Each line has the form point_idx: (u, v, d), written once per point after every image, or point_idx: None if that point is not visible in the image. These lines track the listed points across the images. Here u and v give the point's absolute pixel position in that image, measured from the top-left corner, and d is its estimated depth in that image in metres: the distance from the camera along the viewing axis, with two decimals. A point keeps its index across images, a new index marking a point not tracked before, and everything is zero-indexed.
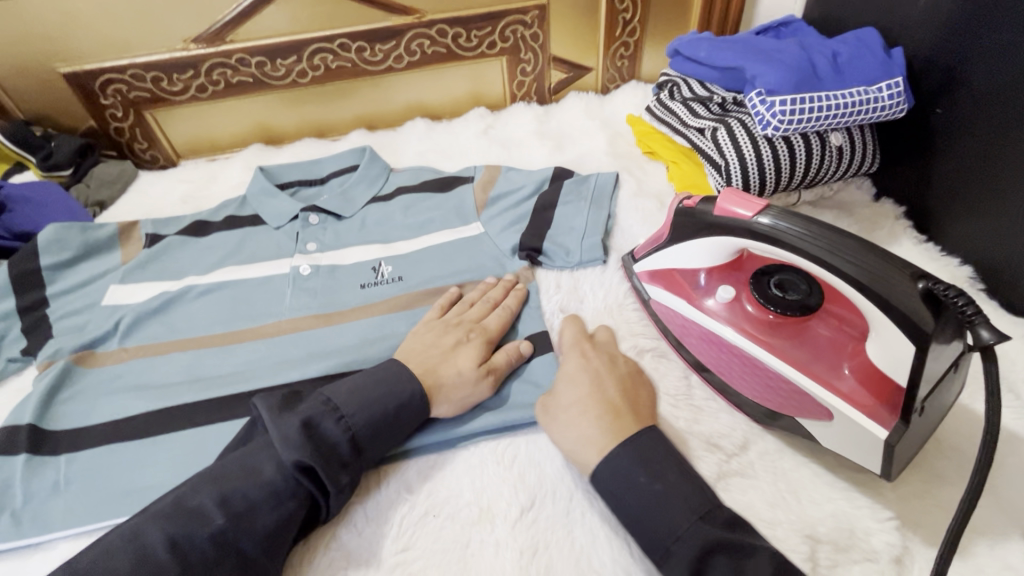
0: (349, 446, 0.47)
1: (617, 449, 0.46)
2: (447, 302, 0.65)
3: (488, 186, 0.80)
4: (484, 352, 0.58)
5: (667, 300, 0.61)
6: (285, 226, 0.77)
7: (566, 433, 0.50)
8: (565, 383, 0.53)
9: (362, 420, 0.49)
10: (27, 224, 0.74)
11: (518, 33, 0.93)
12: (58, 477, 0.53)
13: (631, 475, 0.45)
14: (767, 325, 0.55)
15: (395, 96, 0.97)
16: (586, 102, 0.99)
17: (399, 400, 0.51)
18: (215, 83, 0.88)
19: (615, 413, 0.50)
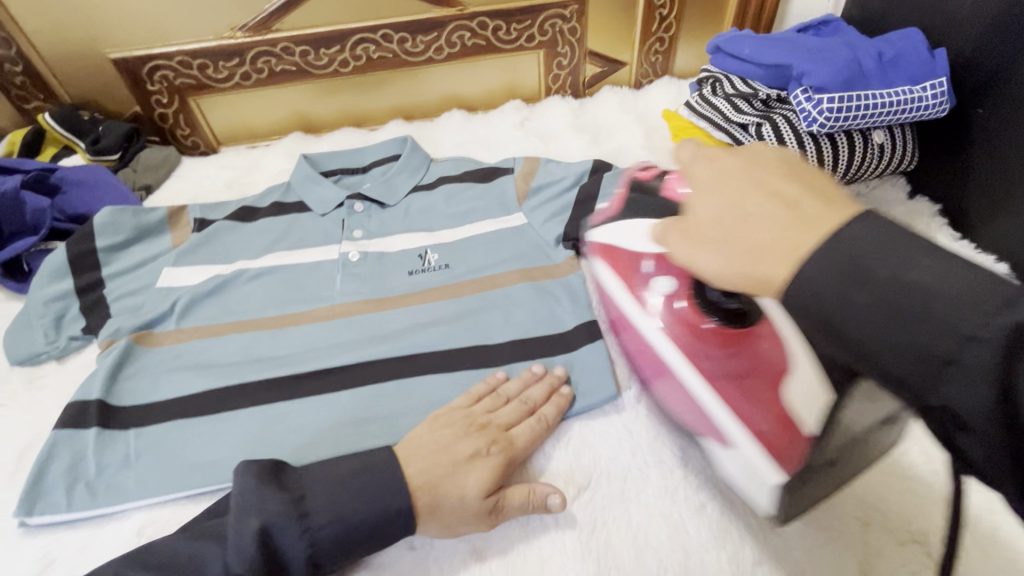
0: (305, 564, 0.42)
1: (824, 252, 0.28)
2: (485, 389, 0.57)
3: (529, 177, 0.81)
4: (499, 476, 0.49)
5: (610, 278, 0.58)
6: (331, 213, 0.79)
7: (720, 262, 0.33)
8: (703, 198, 0.35)
9: (327, 537, 0.42)
10: (81, 207, 0.75)
11: (556, 26, 0.94)
12: (129, 450, 0.55)
13: (879, 262, 0.27)
14: (692, 332, 0.49)
15: (432, 88, 0.98)
16: (620, 96, 1.00)
17: (371, 523, 0.43)
18: (259, 71, 0.89)
19: (791, 207, 0.31)
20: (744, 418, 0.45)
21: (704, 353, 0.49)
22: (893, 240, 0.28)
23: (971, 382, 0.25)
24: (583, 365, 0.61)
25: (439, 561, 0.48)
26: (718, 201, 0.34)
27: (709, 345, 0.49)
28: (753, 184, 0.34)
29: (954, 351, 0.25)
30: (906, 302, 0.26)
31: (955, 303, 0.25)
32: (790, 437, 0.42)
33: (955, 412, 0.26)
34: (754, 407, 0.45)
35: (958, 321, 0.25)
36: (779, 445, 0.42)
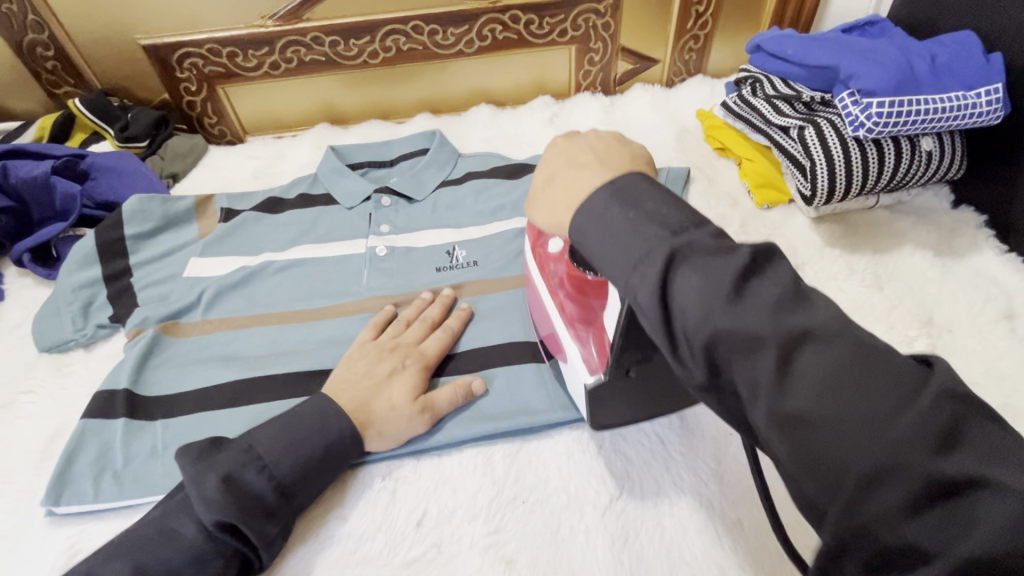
0: (276, 495, 0.46)
1: (604, 186, 0.36)
2: (384, 319, 0.62)
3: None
4: (420, 382, 0.55)
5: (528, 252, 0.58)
6: (358, 206, 0.78)
7: (545, 211, 0.41)
8: (542, 174, 0.43)
9: (287, 467, 0.47)
10: (109, 194, 0.75)
11: (589, 21, 0.92)
12: (155, 441, 0.55)
13: (618, 211, 0.34)
14: (576, 288, 0.50)
15: (460, 82, 0.97)
16: (652, 94, 0.98)
17: (332, 438, 0.49)
18: (288, 60, 0.88)
19: (580, 167, 0.40)
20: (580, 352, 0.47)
21: (590, 306, 0.49)
22: (782, 333, 0.28)
23: (847, 466, 0.26)
24: None
25: (464, 568, 0.46)
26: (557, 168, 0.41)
27: (587, 297, 0.50)
28: (579, 162, 0.40)
29: (840, 451, 0.26)
30: (800, 391, 0.27)
31: (857, 416, 0.26)
32: (603, 347, 0.46)
33: (833, 522, 0.26)
34: (595, 341, 0.47)
35: (818, 403, 0.27)
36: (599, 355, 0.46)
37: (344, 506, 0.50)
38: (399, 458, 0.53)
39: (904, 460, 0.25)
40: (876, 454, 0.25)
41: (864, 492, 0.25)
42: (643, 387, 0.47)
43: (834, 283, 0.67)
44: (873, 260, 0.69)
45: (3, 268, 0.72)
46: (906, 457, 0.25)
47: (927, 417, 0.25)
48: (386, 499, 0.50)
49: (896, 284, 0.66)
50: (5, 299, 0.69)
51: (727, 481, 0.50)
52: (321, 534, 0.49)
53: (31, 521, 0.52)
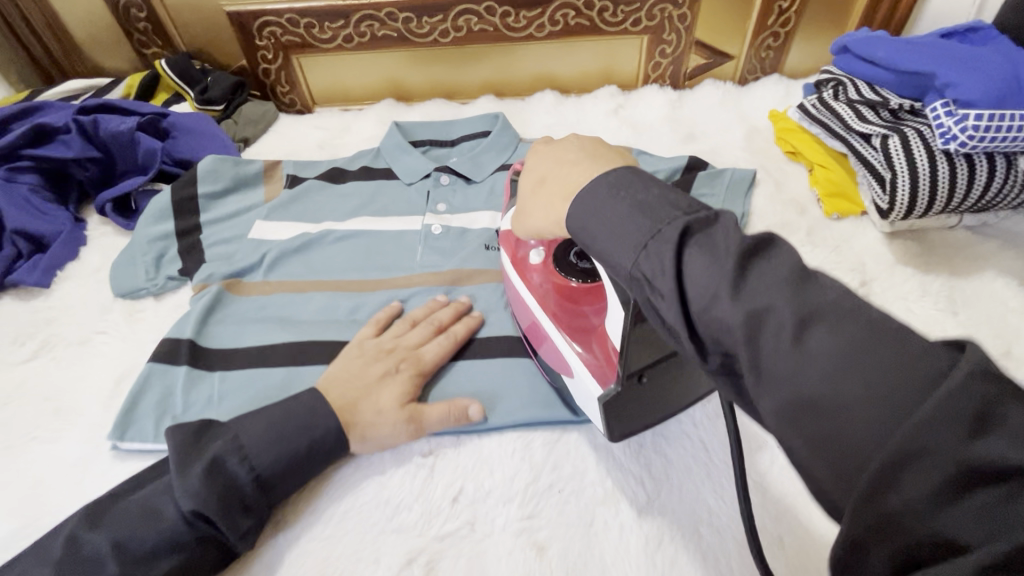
0: (254, 487, 0.46)
1: (599, 178, 0.38)
2: (388, 317, 0.62)
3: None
4: (412, 389, 0.54)
5: (500, 257, 0.62)
6: (417, 183, 0.79)
7: (544, 212, 0.43)
8: (539, 191, 0.44)
9: (268, 459, 0.47)
10: (186, 152, 0.78)
11: (665, 11, 0.90)
12: (211, 393, 0.58)
13: (607, 204, 0.36)
14: (564, 296, 0.54)
15: (526, 66, 0.96)
16: (723, 91, 0.95)
17: (317, 437, 0.49)
18: (362, 35, 0.90)
19: (595, 160, 0.42)
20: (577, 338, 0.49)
21: (581, 313, 0.52)
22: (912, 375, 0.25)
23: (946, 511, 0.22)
24: None
25: (495, 549, 0.47)
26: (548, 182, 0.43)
27: (577, 305, 0.53)
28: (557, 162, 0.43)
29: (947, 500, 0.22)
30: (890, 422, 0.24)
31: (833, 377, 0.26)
32: (609, 362, 0.47)
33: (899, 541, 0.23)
34: (597, 334, 0.49)
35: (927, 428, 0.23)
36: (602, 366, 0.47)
37: (385, 474, 0.52)
38: (441, 435, 0.54)
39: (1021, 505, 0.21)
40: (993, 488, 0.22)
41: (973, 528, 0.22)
42: (648, 395, 0.45)
43: (903, 304, 0.64)
44: (949, 283, 0.65)
45: (86, 216, 0.77)
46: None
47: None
48: (424, 474, 0.51)
49: (973, 311, 0.62)
50: (86, 245, 0.73)
51: (770, 492, 0.49)
52: (359, 497, 0.50)
53: (98, 454, 0.55)
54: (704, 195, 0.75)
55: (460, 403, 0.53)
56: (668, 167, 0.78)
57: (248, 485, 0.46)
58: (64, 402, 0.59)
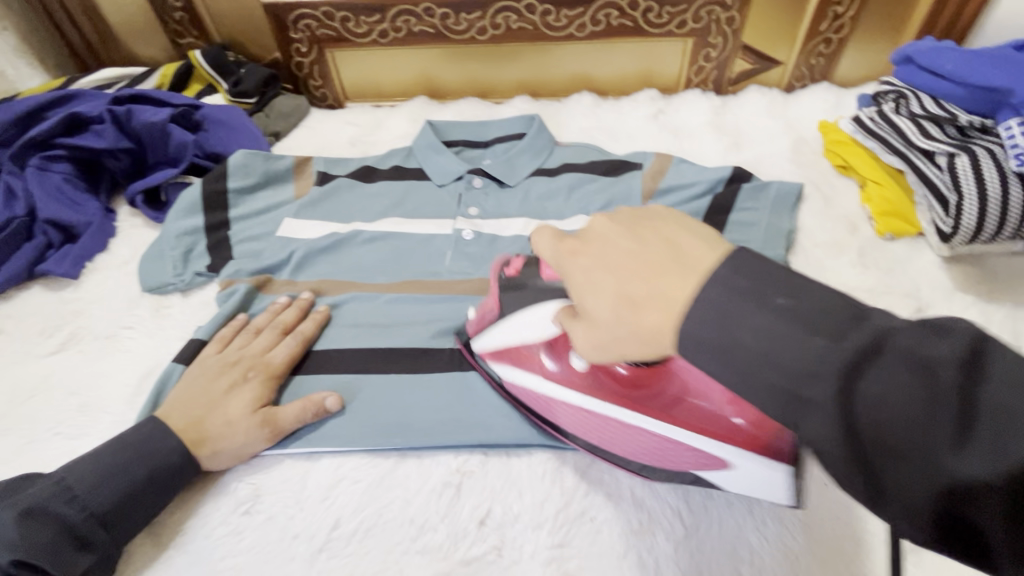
0: (76, 521, 0.44)
1: (695, 298, 0.29)
2: (233, 331, 0.60)
3: (657, 178, 0.76)
4: (261, 394, 0.54)
5: (514, 376, 0.52)
6: (449, 185, 0.77)
7: (634, 338, 0.31)
8: (587, 294, 0.34)
9: (99, 491, 0.46)
10: (217, 145, 0.77)
11: (712, 14, 0.86)
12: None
13: (745, 317, 0.27)
14: (630, 384, 0.47)
15: (563, 67, 0.93)
16: (769, 98, 0.91)
17: (157, 460, 0.48)
18: (398, 29, 0.88)
19: (673, 251, 0.31)
20: (695, 425, 0.45)
21: (651, 389, 0.47)
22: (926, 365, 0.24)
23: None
24: None
25: None
26: (584, 287, 0.34)
27: (645, 387, 0.47)
28: (612, 273, 0.32)
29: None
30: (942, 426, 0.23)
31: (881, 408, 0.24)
32: (753, 430, 0.43)
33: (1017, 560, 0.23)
34: (715, 403, 0.45)
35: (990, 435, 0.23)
36: (762, 447, 0.42)
37: (410, 491, 0.50)
38: (468, 451, 0.52)
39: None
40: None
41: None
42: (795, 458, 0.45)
43: None
44: (1012, 314, 0.60)
45: (117, 207, 0.76)
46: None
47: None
48: (451, 493, 0.49)
49: None
50: (116, 236, 0.72)
51: (817, 532, 0.46)
52: (383, 513, 0.48)
53: None
54: (747, 209, 0.72)
55: (312, 401, 0.53)
56: (709, 178, 0.74)
57: (82, 521, 0.44)
58: (89, 398, 0.58)
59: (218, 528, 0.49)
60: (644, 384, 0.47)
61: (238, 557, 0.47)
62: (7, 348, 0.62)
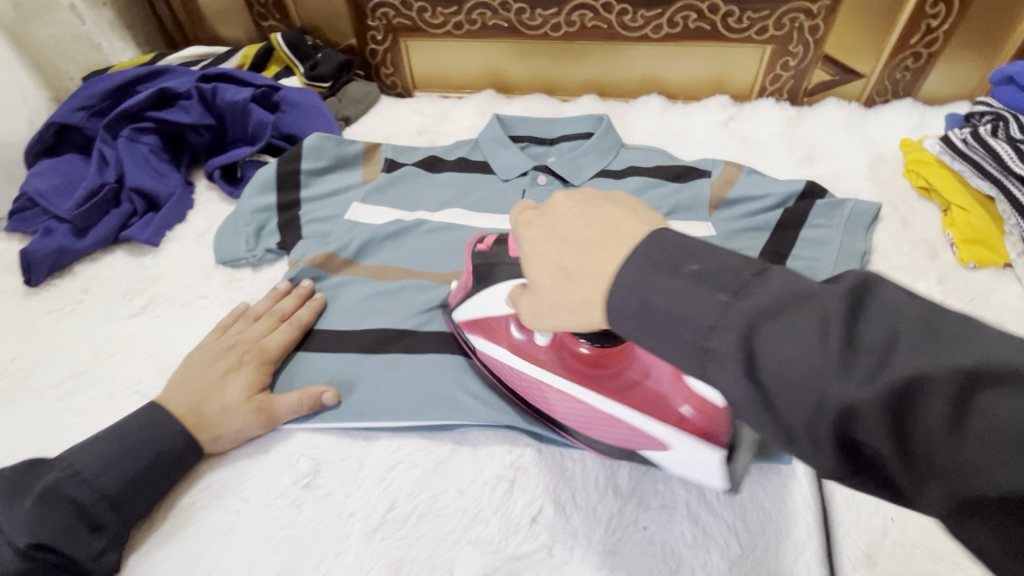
0: (92, 505, 0.46)
1: (622, 270, 0.31)
2: (232, 318, 0.62)
3: (726, 187, 0.74)
4: (256, 381, 0.55)
5: (488, 350, 0.53)
6: (513, 180, 0.77)
7: (561, 315, 0.36)
8: (534, 264, 0.37)
9: (107, 477, 0.47)
10: (293, 127, 0.80)
11: (796, 22, 0.83)
12: (296, 376, 0.58)
13: (670, 275, 0.30)
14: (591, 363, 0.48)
15: (633, 68, 0.92)
16: (847, 112, 0.88)
17: (162, 445, 0.50)
18: (472, 22, 0.89)
19: (614, 233, 0.34)
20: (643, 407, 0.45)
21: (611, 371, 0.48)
22: (791, 284, 0.28)
23: (932, 402, 0.24)
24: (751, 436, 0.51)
25: None
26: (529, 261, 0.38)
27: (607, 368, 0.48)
28: (556, 249, 0.36)
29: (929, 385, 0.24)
30: (826, 339, 0.26)
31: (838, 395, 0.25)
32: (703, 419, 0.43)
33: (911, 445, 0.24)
34: (668, 387, 0.46)
35: (847, 327, 0.26)
36: (701, 431, 0.43)
37: (464, 480, 0.50)
38: (524, 447, 0.52)
39: (988, 361, 0.23)
40: (956, 359, 0.24)
41: (964, 410, 0.23)
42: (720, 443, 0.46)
43: None
44: None
45: (195, 180, 0.79)
46: (992, 357, 0.23)
47: (962, 321, 0.25)
48: (505, 487, 0.49)
49: None
50: (193, 208, 0.75)
51: (878, 569, 0.45)
52: (437, 500, 0.49)
53: None
54: (819, 225, 0.70)
55: (310, 392, 0.54)
56: (781, 191, 0.72)
57: (92, 505, 0.46)
58: (164, 360, 0.60)
59: (279, 499, 0.50)
60: (604, 366, 0.48)
61: (295, 527, 0.48)
62: (93, 306, 0.66)
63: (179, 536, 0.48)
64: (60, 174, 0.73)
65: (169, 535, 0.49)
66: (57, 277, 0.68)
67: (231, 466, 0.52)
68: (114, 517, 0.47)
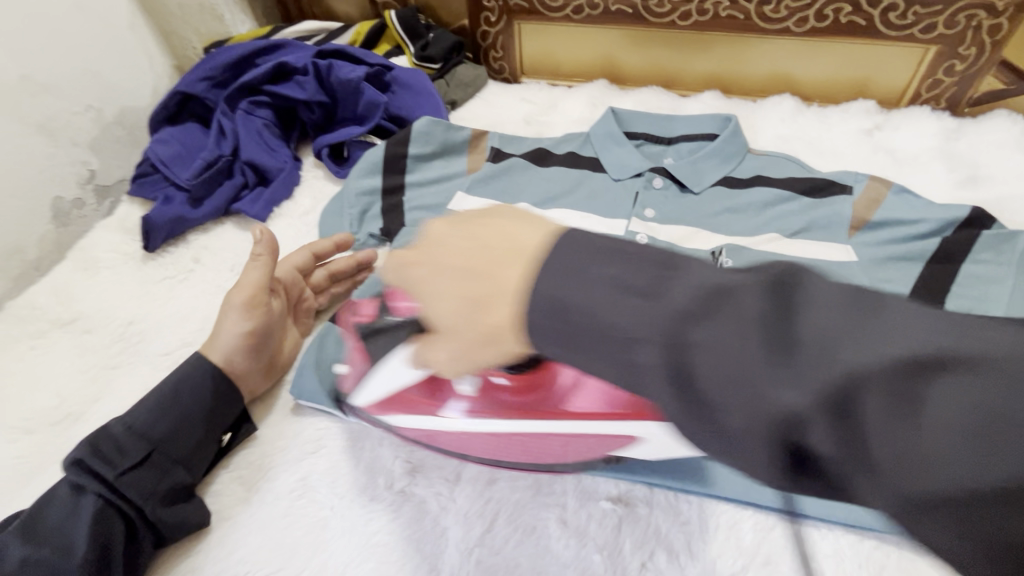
0: (122, 436, 0.46)
1: (520, 295, 0.29)
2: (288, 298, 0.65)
3: (871, 208, 0.65)
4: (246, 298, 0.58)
5: (404, 420, 0.48)
6: (626, 180, 0.71)
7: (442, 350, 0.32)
8: (430, 302, 0.32)
9: (135, 409, 0.47)
10: (402, 109, 0.78)
11: (972, 20, 0.72)
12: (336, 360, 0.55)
13: (565, 278, 0.29)
14: (524, 389, 0.45)
15: (763, 64, 0.83)
16: (1022, 128, 0.75)
17: (184, 372, 0.50)
18: (594, 6, 0.83)
19: (512, 240, 0.32)
20: (582, 413, 0.44)
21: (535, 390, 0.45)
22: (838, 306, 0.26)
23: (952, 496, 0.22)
24: None
25: None
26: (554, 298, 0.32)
27: (539, 391, 0.45)
28: (451, 268, 0.32)
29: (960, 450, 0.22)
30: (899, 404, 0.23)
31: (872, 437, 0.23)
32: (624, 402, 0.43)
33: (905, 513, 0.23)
34: (596, 389, 0.45)
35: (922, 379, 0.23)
36: (630, 416, 0.42)
37: (568, 509, 0.46)
38: (633, 481, 0.47)
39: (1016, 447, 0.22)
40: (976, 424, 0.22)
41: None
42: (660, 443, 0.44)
43: None
44: None
45: (303, 156, 0.79)
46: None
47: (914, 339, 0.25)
48: (612, 524, 0.45)
49: None
50: (299, 184, 0.75)
51: None
52: (538, 526, 0.46)
53: (285, 399, 0.55)
54: (984, 261, 0.59)
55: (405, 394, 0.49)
56: (938, 216, 0.63)
57: (126, 438, 0.46)
58: None
59: (375, 500, 0.48)
60: (530, 385, 0.45)
61: (388, 533, 0.46)
62: (201, 277, 0.66)
63: (271, 522, 0.47)
64: (180, 142, 0.75)
65: (261, 520, 0.48)
66: (171, 245, 0.69)
67: (327, 456, 0.51)
68: (149, 448, 0.46)
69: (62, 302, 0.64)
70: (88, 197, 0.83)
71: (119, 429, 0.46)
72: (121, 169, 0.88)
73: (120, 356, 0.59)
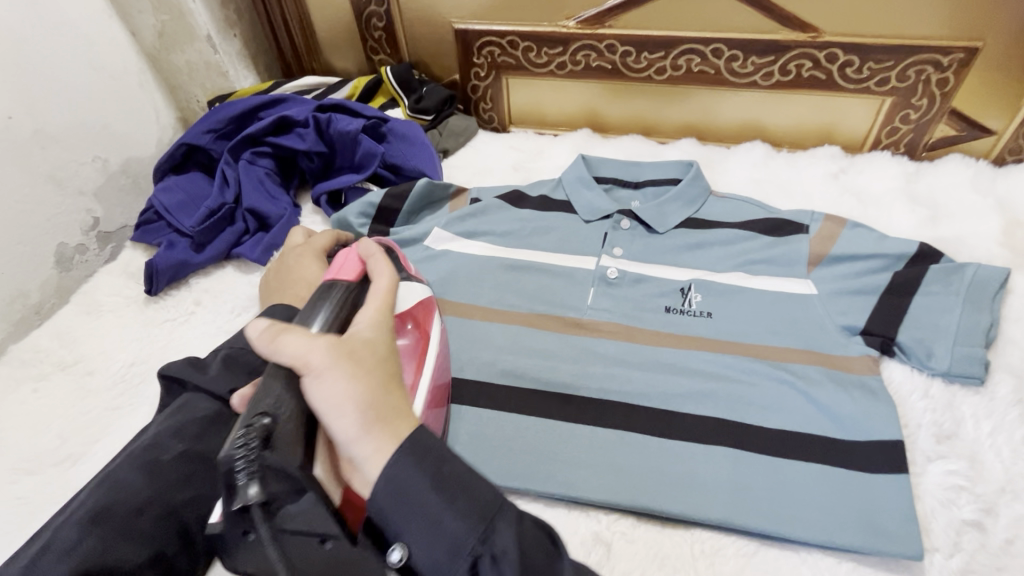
0: (207, 463, 0.47)
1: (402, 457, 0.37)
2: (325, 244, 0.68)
3: (827, 243, 0.67)
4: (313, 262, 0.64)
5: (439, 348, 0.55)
6: (595, 222, 0.74)
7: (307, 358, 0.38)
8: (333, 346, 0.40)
9: (219, 436, 0.47)
10: (397, 157, 0.82)
11: (922, 74, 0.79)
12: None
13: (416, 489, 0.37)
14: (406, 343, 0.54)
15: (735, 114, 0.89)
16: (974, 171, 0.81)
17: None
18: (576, 63, 0.90)
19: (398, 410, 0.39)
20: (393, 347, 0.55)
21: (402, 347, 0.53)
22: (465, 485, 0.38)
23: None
24: (873, 527, 0.49)
25: None
26: (393, 444, 0.37)
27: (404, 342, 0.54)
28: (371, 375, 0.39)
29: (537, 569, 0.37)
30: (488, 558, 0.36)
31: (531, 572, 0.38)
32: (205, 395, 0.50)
33: None
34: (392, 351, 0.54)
35: (540, 574, 0.37)
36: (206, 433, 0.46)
37: None
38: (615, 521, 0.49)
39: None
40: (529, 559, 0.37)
41: None
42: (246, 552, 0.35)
43: None
44: None
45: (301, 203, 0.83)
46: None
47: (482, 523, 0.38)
48: None
49: None
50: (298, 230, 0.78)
51: None
52: None
53: None
54: (933, 293, 0.61)
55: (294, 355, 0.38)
56: (887, 252, 0.65)
57: (214, 473, 0.47)
58: None
59: None
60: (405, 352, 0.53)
61: None
62: (203, 317, 0.69)
63: None
64: (184, 191, 0.78)
65: None
66: (173, 288, 0.72)
67: None
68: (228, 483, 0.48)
69: (66, 344, 0.66)
70: (90, 242, 0.86)
71: (208, 458, 0.47)
72: (123, 215, 0.91)
73: (122, 398, 0.61)
